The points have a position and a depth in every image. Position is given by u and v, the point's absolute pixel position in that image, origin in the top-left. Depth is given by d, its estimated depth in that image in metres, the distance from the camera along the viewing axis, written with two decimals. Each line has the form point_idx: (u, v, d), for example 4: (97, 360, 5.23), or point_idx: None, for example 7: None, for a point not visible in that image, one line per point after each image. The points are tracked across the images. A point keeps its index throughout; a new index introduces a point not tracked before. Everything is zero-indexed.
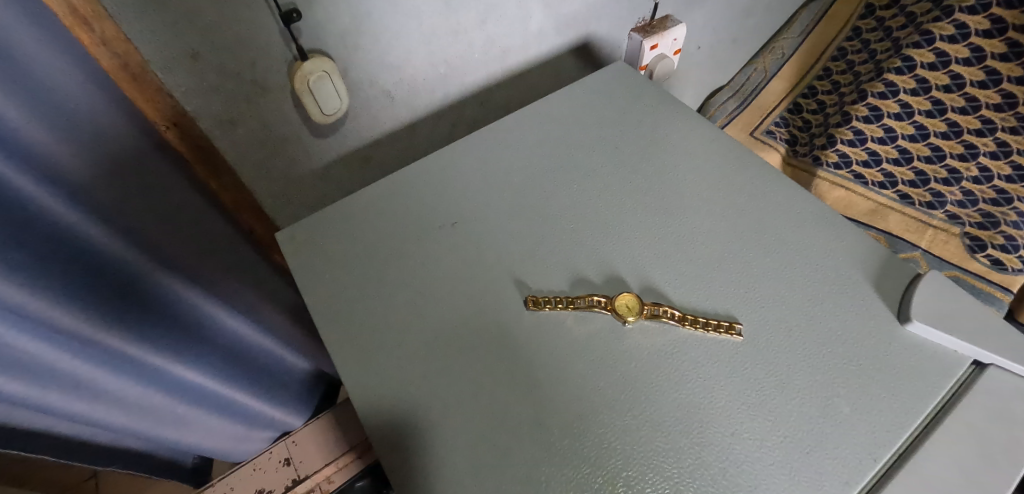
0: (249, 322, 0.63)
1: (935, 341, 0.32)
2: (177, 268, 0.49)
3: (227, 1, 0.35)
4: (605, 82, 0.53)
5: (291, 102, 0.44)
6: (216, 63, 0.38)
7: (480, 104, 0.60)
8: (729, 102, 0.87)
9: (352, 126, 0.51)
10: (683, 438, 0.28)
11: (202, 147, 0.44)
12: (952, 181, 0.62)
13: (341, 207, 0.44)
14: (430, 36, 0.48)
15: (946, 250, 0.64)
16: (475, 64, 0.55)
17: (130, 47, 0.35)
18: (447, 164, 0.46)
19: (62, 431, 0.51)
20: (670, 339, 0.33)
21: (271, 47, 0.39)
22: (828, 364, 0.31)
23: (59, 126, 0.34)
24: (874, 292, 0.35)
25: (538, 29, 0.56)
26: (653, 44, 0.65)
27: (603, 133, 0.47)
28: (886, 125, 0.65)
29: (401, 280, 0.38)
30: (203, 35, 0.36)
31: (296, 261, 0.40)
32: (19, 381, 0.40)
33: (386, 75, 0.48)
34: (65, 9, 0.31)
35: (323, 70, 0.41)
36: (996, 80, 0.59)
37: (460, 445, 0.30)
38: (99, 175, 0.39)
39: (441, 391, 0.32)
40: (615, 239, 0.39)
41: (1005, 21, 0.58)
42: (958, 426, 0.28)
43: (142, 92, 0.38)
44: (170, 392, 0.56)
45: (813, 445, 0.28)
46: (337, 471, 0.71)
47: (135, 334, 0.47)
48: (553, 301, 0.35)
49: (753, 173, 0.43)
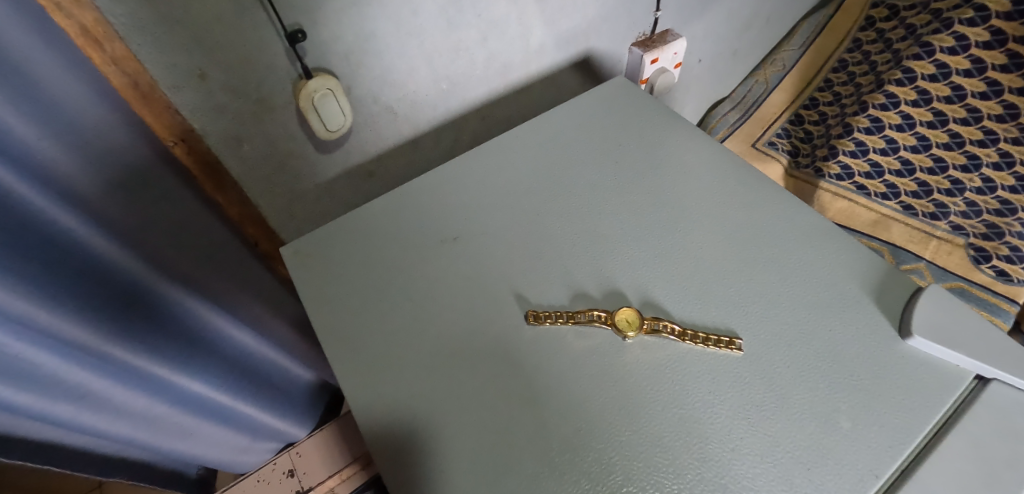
0: (252, 333, 0.64)
1: (936, 355, 0.32)
2: (181, 281, 0.50)
3: (235, 22, 0.36)
4: (604, 96, 0.53)
5: (297, 119, 0.45)
6: (223, 83, 0.39)
7: (483, 118, 0.61)
8: (730, 114, 0.87)
9: (356, 143, 0.52)
10: (685, 454, 0.28)
11: (211, 165, 0.44)
12: (955, 191, 0.62)
13: (344, 223, 0.45)
14: (432, 54, 0.49)
15: (950, 261, 0.63)
16: (477, 80, 0.56)
17: (140, 66, 0.36)
18: (449, 178, 0.47)
19: (67, 441, 0.51)
20: (670, 354, 0.33)
21: (277, 66, 0.41)
22: (827, 379, 0.31)
23: (64, 140, 0.36)
24: (875, 307, 0.35)
25: (539, 45, 0.57)
26: (653, 59, 0.67)
27: (603, 147, 0.48)
28: (887, 136, 0.66)
29: (403, 293, 0.39)
30: (210, 54, 0.37)
31: (299, 276, 0.41)
32: (26, 392, 0.40)
33: (388, 92, 0.49)
34: (77, 31, 0.32)
35: (327, 88, 0.43)
36: (997, 91, 0.60)
37: (462, 459, 0.30)
38: (103, 189, 0.40)
39: (443, 404, 0.32)
40: (615, 253, 0.39)
41: (1005, 33, 0.59)
42: (959, 443, 0.28)
43: (151, 109, 0.39)
44: (175, 403, 0.56)
45: (813, 461, 0.28)
46: (342, 482, 0.75)
47: (139, 344, 0.48)
48: (553, 316, 0.35)
49: (752, 189, 0.43)
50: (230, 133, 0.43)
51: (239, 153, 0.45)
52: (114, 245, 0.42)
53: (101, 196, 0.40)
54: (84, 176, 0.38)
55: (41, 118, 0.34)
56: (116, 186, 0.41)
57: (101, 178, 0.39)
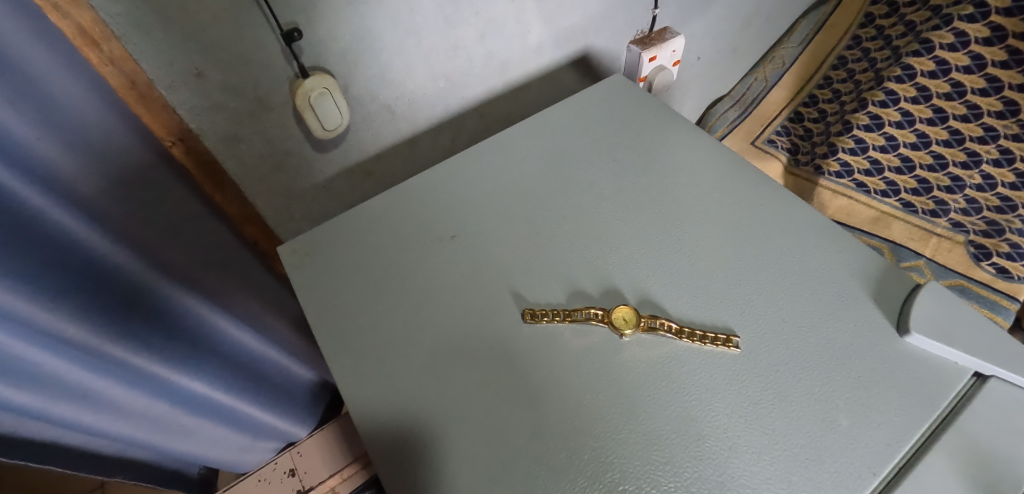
0: (252, 333, 0.64)
1: (934, 352, 0.32)
2: (181, 280, 0.50)
3: (231, 21, 0.36)
4: (603, 94, 0.53)
5: (294, 118, 0.45)
6: (220, 82, 0.39)
7: (481, 116, 0.61)
8: (729, 112, 0.86)
9: (353, 141, 0.52)
10: (682, 452, 0.28)
11: (208, 164, 0.44)
12: (955, 188, 0.62)
13: (342, 221, 0.45)
14: (430, 52, 0.49)
15: (950, 258, 0.63)
16: (475, 78, 0.56)
17: (136, 66, 0.36)
18: (447, 177, 0.47)
19: (69, 441, 0.51)
20: (667, 352, 0.33)
21: (273, 65, 0.41)
22: (826, 375, 0.31)
23: (64, 141, 0.36)
24: (873, 304, 0.34)
25: (537, 43, 0.57)
26: (652, 56, 0.67)
27: (601, 145, 0.48)
28: (887, 133, 0.65)
29: (402, 292, 0.39)
30: (207, 53, 0.37)
31: (297, 275, 0.41)
32: (28, 393, 0.40)
33: (386, 90, 0.49)
34: (75, 31, 0.32)
35: (323, 87, 0.43)
36: (996, 88, 0.59)
37: (460, 458, 0.30)
38: (102, 189, 0.40)
39: (441, 402, 0.32)
40: (613, 251, 0.39)
41: (1005, 29, 0.58)
42: (956, 441, 0.28)
43: (148, 109, 0.39)
44: (176, 403, 0.56)
45: (811, 459, 0.28)
46: (342, 482, 0.74)
47: (139, 344, 0.48)
48: (550, 314, 0.35)
49: (750, 186, 0.43)
50: (227, 133, 0.43)
51: (237, 153, 0.45)
52: (113, 246, 0.42)
53: (100, 196, 0.40)
54: (83, 176, 0.38)
55: (39, 119, 0.34)
56: (114, 186, 0.41)
57: (99, 178, 0.39)
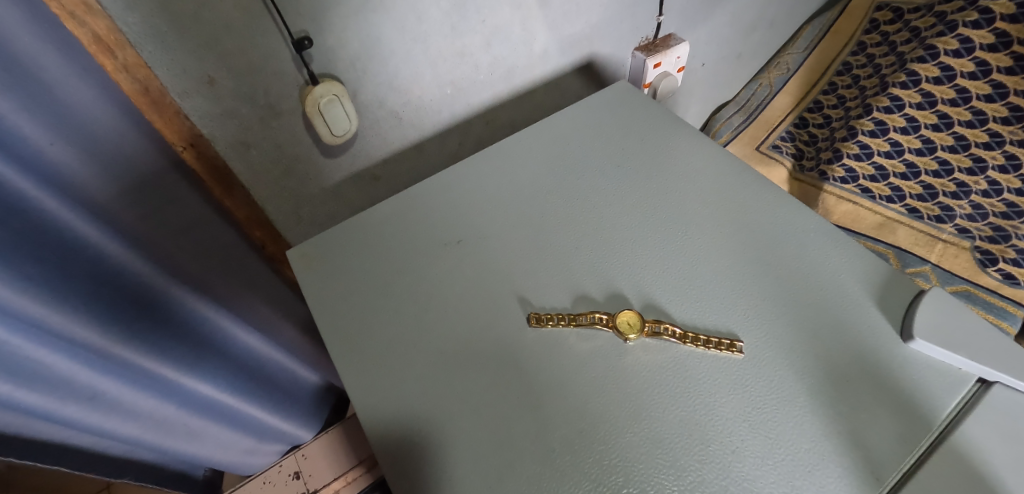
0: (260, 336, 0.65)
1: (939, 358, 0.32)
2: (191, 283, 0.51)
3: (243, 30, 0.37)
4: (606, 100, 0.54)
5: (303, 124, 0.46)
6: (231, 89, 0.40)
7: (487, 122, 0.62)
8: (734, 117, 0.87)
9: (361, 147, 0.52)
10: (685, 456, 0.28)
11: (219, 170, 0.45)
12: (961, 194, 0.62)
13: (349, 226, 0.45)
14: (436, 59, 0.50)
15: (956, 263, 0.61)
16: (481, 85, 0.56)
17: (150, 72, 0.37)
18: (453, 182, 0.47)
19: (76, 441, 0.52)
20: (670, 355, 0.33)
21: (284, 72, 0.42)
22: (829, 382, 0.31)
23: (80, 147, 0.37)
24: (877, 311, 0.35)
25: (543, 50, 0.58)
26: (657, 62, 0.67)
27: (605, 151, 0.48)
28: (891, 139, 0.66)
29: (409, 295, 0.39)
30: (218, 61, 0.38)
31: (305, 278, 0.42)
32: (39, 392, 0.41)
33: (394, 96, 0.50)
34: (90, 38, 0.33)
35: (333, 93, 0.43)
36: (1002, 94, 0.59)
37: (462, 462, 0.30)
38: (118, 195, 0.41)
39: (449, 404, 0.33)
40: (616, 256, 0.39)
41: (1010, 35, 0.59)
42: (957, 452, 0.28)
43: (162, 116, 0.39)
44: (184, 405, 0.57)
45: (813, 464, 0.28)
46: (347, 485, 0.75)
47: (149, 347, 0.48)
48: (555, 318, 0.35)
49: (753, 191, 0.43)
50: (238, 138, 0.44)
51: (246, 157, 0.46)
52: (127, 250, 0.43)
53: (116, 202, 0.41)
54: (100, 182, 0.39)
55: (58, 126, 0.35)
56: (129, 192, 0.42)
57: (114, 184, 0.40)
